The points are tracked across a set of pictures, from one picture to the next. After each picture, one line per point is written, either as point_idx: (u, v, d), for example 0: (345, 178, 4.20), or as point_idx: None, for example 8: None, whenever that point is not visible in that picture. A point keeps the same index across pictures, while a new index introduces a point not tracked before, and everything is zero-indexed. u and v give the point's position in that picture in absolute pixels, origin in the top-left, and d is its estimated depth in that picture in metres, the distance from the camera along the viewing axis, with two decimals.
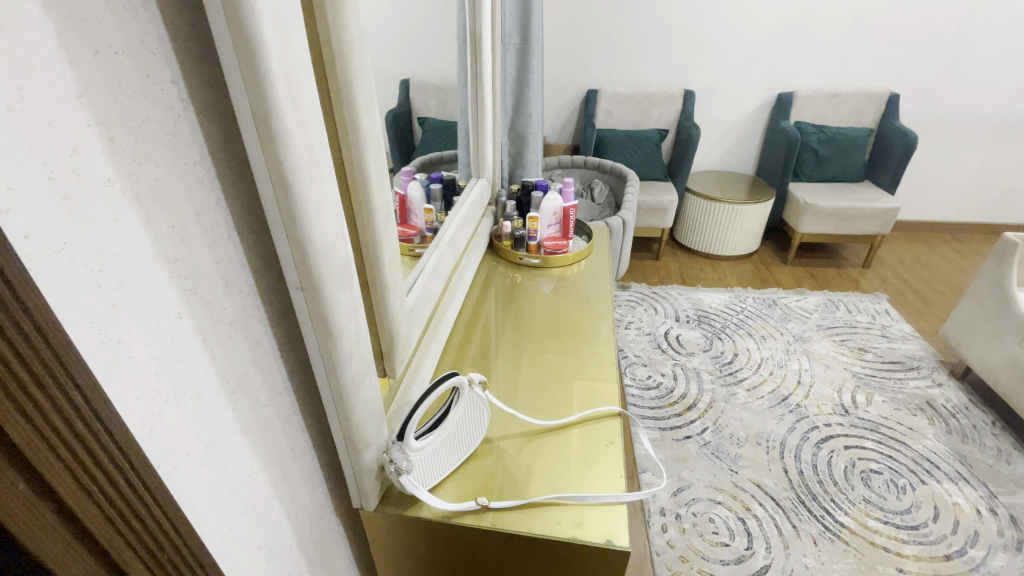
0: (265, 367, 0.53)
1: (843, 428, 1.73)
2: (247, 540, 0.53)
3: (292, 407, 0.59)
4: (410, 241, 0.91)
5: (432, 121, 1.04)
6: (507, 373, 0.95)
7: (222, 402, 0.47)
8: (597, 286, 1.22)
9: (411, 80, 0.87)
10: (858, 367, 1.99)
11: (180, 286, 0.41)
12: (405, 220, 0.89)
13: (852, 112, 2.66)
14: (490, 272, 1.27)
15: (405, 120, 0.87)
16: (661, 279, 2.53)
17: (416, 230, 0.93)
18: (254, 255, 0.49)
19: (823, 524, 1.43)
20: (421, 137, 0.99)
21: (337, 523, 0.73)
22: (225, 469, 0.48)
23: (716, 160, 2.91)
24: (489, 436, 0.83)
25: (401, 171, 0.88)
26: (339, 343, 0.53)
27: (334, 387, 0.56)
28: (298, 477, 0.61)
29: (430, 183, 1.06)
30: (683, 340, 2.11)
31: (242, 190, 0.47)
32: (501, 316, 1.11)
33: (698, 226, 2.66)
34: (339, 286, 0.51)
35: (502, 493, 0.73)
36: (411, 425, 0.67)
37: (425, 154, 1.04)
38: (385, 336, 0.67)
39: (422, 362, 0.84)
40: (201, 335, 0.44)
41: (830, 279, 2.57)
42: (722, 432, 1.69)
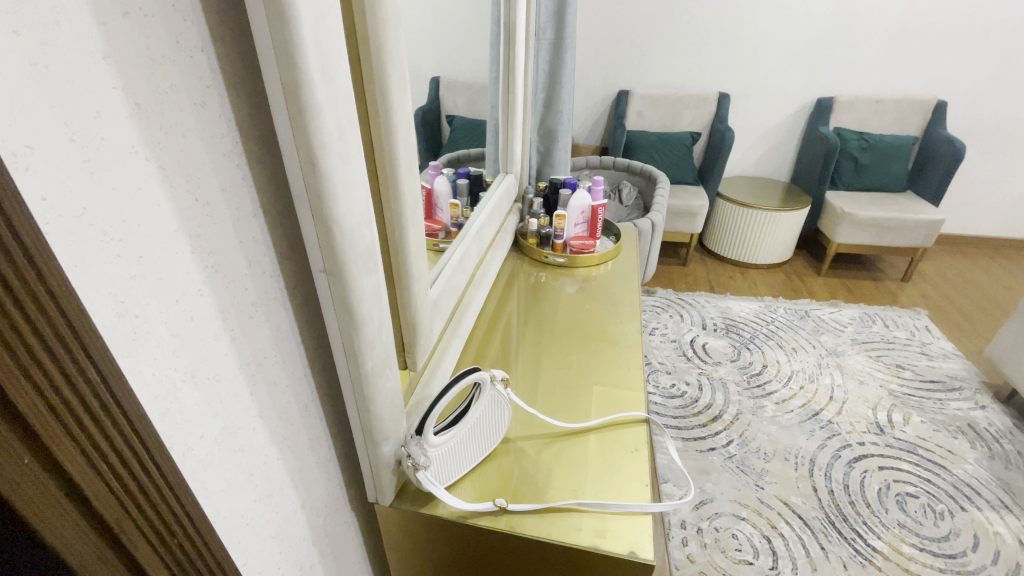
0: (286, 351, 0.52)
1: (878, 447, 1.65)
2: (259, 529, 0.51)
3: (311, 395, 0.57)
4: (434, 236, 0.89)
5: (461, 118, 1.03)
6: (529, 373, 0.93)
7: (240, 384, 0.46)
8: (624, 288, 1.18)
9: (441, 77, 0.86)
10: (894, 385, 1.90)
11: (202, 262, 0.40)
12: (430, 215, 0.88)
13: (896, 119, 2.56)
14: (513, 271, 1.24)
15: (433, 117, 0.86)
16: (688, 285, 2.46)
17: (442, 225, 0.93)
18: (279, 235, 0.48)
19: (854, 547, 1.36)
20: (449, 133, 0.98)
21: (351, 518, 0.72)
22: (241, 454, 0.47)
23: (750, 165, 2.83)
24: (510, 435, 0.80)
25: (428, 165, 0.86)
26: (361, 330, 0.51)
27: (355, 377, 0.54)
28: (313, 466, 0.60)
29: (456, 178, 1.05)
30: (710, 348, 2.05)
31: (270, 168, 0.46)
32: (524, 314, 1.09)
33: (728, 233, 2.58)
34: (364, 271, 0.49)
35: (521, 496, 0.71)
36: (430, 420, 0.65)
37: (453, 151, 1.03)
38: (407, 329, 0.65)
39: (443, 357, 0.82)
40: (222, 315, 0.42)
41: (867, 292, 2.47)
42: (749, 446, 1.63)
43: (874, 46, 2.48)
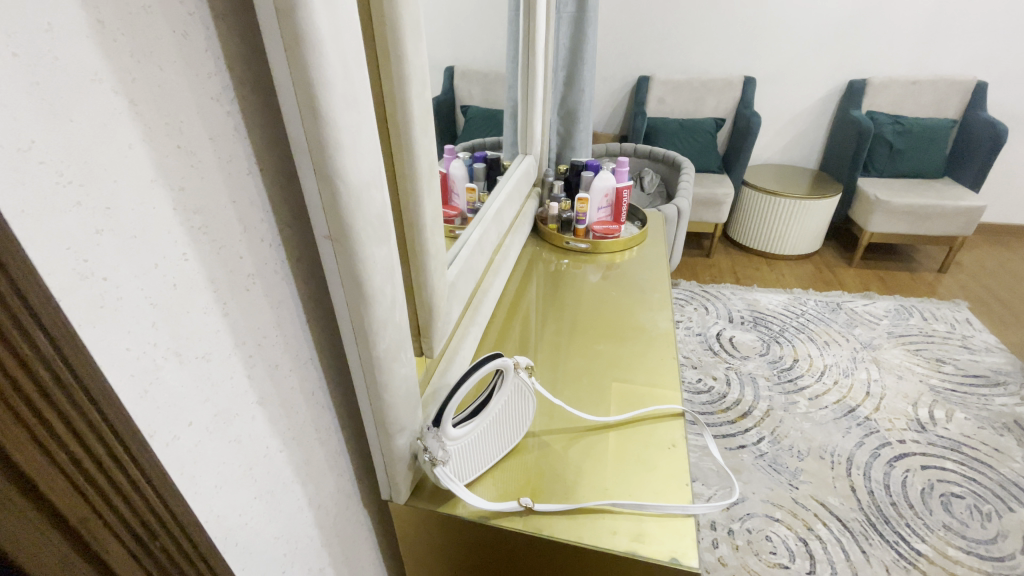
0: (290, 331, 0.46)
1: (919, 445, 1.55)
2: (261, 530, 0.46)
3: (317, 382, 0.52)
4: (450, 221, 0.78)
5: (476, 108, 0.97)
6: (553, 364, 0.87)
7: (236, 366, 0.40)
8: (651, 274, 1.11)
9: (455, 67, 0.80)
10: (935, 380, 1.80)
11: (186, 222, 0.34)
12: (446, 199, 0.78)
13: (933, 101, 2.43)
14: (533, 258, 1.18)
15: (448, 109, 0.80)
16: (713, 277, 2.38)
17: (459, 212, 0.84)
18: (278, 198, 0.42)
19: (897, 550, 1.27)
20: (465, 125, 0.92)
21: (364, 516, 0.66)
22: (237, 445, 0.42)
23: (776, 153, 2.72)
24: (533, 429, 0.74)
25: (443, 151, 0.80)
26: (372, 307, 0.45)
27: (366, 361, 0.49)
28: (321, 458, 0.55)
29: (473, 162, 0.99)
30: (737, 342, 1.96)
31: (267, 120, 0.40)
32: (545, 303, 1.03)
33: (753, 223, 2.49)
34: (373, 240, 0.43)
35: (548, 495, 0.65)
36: (449, 411, 0.59)
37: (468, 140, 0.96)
38: (423, 311, 0.59)
39: (461, 345, 0.77)
40: (212, 285, 0.37)
41: (902, 284, 2.35)
42: (781, 444, 1.55)
43: (909, 24, 2.36)
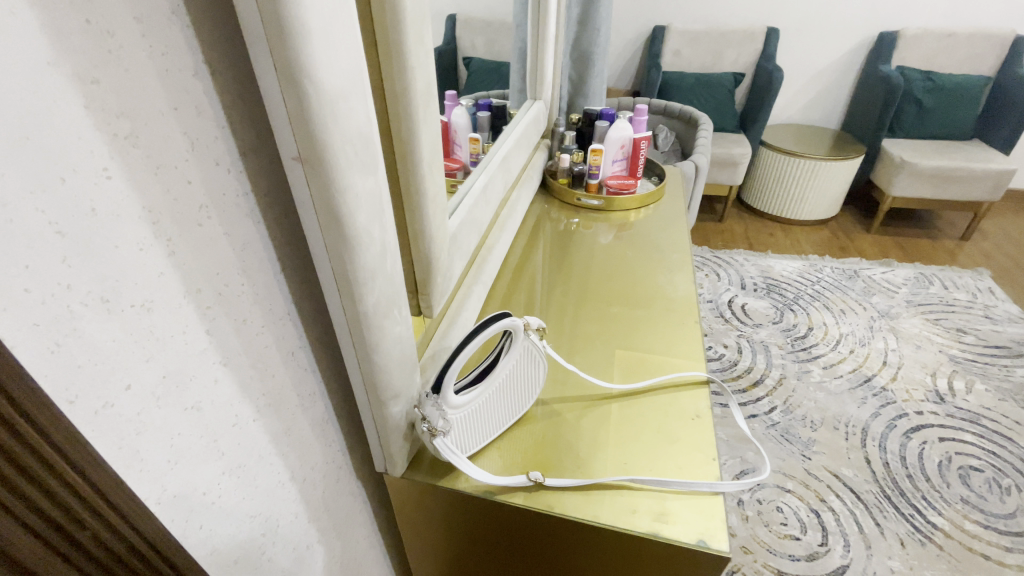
0: (259, 280, 0.39)
1: (937, 417, 1.50)
2: (232, 508, 0.40)
3: (297, 340, 0.45)
4: (453, 174, 0.70)
5: (479, 61, 0.87)
6: (564, 328, 0.80)
7: (189, 317, 0.33)
8: (670, 233, 1.03)
9: (456, 16, 0.69)
10: (955, 350, 1.73)
11: (106, 128, 0.27)
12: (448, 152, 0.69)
13: (968, 56, 2.28)
14: (541, 214, 1.09)
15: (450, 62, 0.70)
16: (725, 242, 2.29)
17: (462, 166, 0.75)
18: (236, 113, 0.34)
19: (912, 524, 1.23)
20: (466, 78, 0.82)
21: (357, 488, 0.61)
22: (196, 412, 0.35)
23: (796, 112, 2.58)
24: (543, 397, 0.67)
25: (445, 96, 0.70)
26: (357, 253, 0.37)
27: (351, 317, 0.41)
28: (304, 426, 0.48)
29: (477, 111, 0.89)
30: (749, 309, 1.88)
31: (217, 8, 0.32)
32: (555, 264, 0.95)
33: (769, 186, 2.38)
34: (356, 168, 0.35)
35: (560, 468, 0.59)
36: (451, 376, 0.52)
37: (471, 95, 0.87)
38: (421, 263, 0.52)
39: (464, 305, 0.69)
40: (148, 215, 0.30)
41: (922, 251, 2.26)
42: (794, 413, 1.50)
43: None
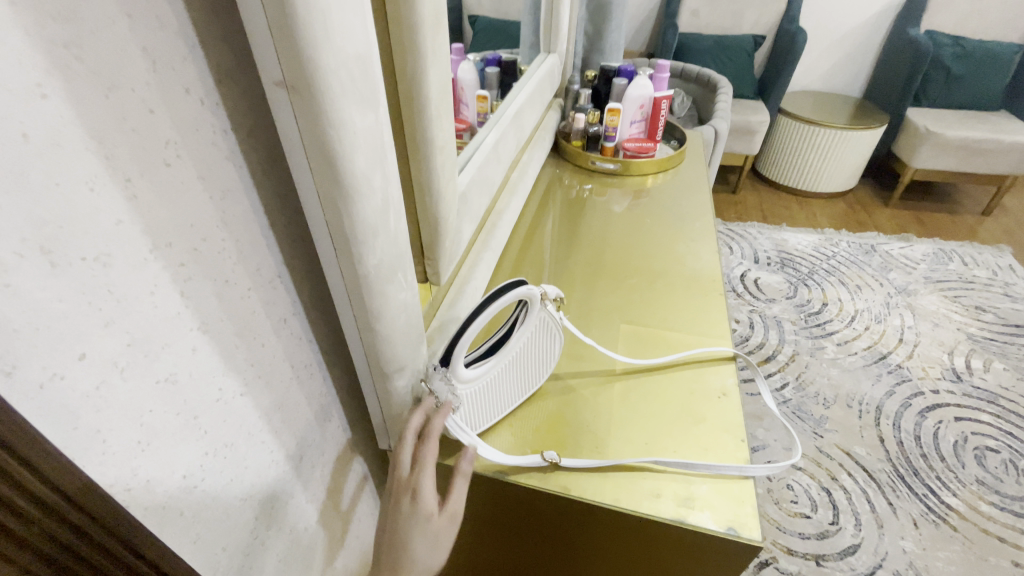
0: (242, 236, 0.34)
1: (953, 396, 1.46)
2: (219, 490, 0.36)
3: (290, 307, 0.40)
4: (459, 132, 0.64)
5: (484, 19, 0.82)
6: (579, 299, 0.75)
7: (158, 275, 0.29)
8: (690, 201, 0.97)
9: None
10: (973, 329, 1.68)
11: (38, 34, 0.21)
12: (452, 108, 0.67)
13: (1003, 20, 2.16)
14: (553, 179, 1.03)
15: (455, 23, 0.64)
16: (738, 214, 2.22)
17: (470, 125, 0.71)
18: (205, 31, 0.29)
19: (926, 504, 1.21)
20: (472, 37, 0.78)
21: (359, 465, 0.57)
22: (171, 385, 0.31)
23: (816, 78, 2.47)
24: (558, 372, 0.63)
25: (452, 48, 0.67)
26: (357, 206, 0.32)
27: (350, 281, 0.36)
28: (300, 401, 0.44)
29: (484, 66, 0.86)
30: (762, 284, 1.83)
31: None
32: (568, 231, 0.89)
33: (786, 157, 2.29)
34: (354, 100, 0.29)
35: (577, 448, 0.55)
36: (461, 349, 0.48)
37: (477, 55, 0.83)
38: (429, 223, 0.46)
39: (473, 273, 0.64)
40: (98, 148, 0.24)
41: (942, 226, 2.19)
42: (806, 390, 1.46)
43: None
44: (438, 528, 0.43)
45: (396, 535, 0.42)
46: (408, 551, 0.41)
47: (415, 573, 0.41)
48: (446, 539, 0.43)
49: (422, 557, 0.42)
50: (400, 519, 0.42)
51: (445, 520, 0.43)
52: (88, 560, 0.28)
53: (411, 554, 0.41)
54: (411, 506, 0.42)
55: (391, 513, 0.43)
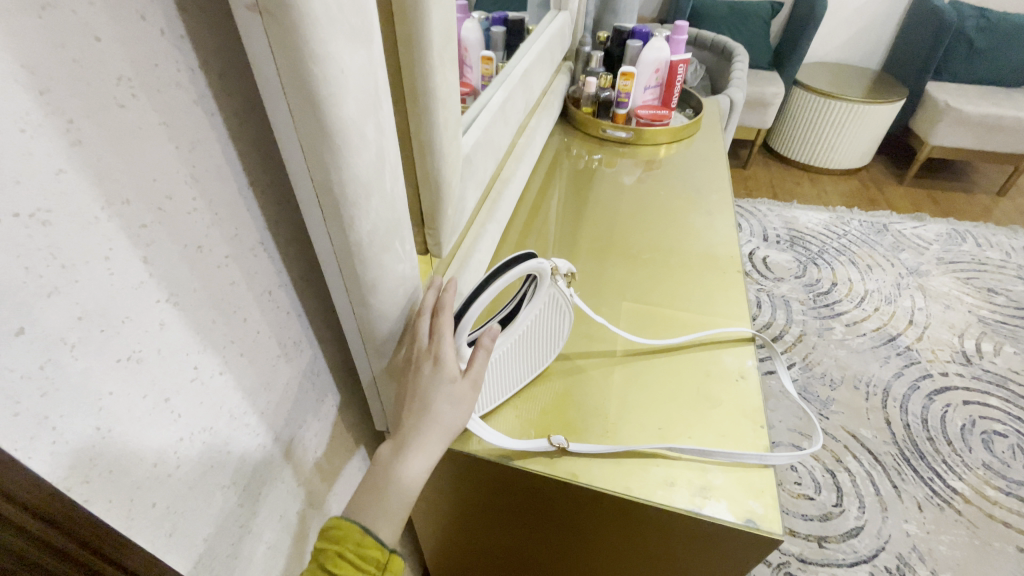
0: (216, 195, 0.30)
1: (962, 379, 1.43)
2: (198, 479, 0.33)
3: (276, 278, 0.36)
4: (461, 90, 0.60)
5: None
6: (588, 274, 0.71)
7: (112, 238, 0.25)
8: (706, 172, 0.92)
9: None
10: (985, 311, 1.65)
11: None
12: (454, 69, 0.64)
13: None
14: (560, 148, 0.98)
15: None
16: (748, 191, 2.16)
17: (474, 89, 0.67)
18: None
19: (931, 488, 1.19)
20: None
21: (354, 446, 0.54)
22: (135, 364, 0.27)
23: (834, 49, 2.37)
24: (566, 352, 0.59)
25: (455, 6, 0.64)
26: (346, 161, 0.28)
27: (340, 249, 0.32)
28: (289, 379, 0.41)
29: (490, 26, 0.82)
30: (771, 263, 1.78)
31: None
32: (576, 203, 0.84)
33: (798, 132, 2.23)
34: (341, 30, 0.24)
35: (586, 432, 0.51)
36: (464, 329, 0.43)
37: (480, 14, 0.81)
38: (429, 186, 0.42)
39: (477, 245, 0.60)
40: (29, 83, 0.20)
41: (956, 206, 2.13)
42: (813, 371, 1.44)
43: None
44: (461, 392, 0.41)
45: (416, 397, 0.40)
46: (430, 413, 0.39)
47: (437, 430, 0.39)
48: (469, 402, 0.41)
49: (444, 419, 0.40)
50: (421, 381, 0.40)
51: (467, 384, 0.41)
52: (25, 556, 0.25)
53: (433, 414, 0.39)
54: (432, 370, 0.40)
55: (410, 380, 0.41)
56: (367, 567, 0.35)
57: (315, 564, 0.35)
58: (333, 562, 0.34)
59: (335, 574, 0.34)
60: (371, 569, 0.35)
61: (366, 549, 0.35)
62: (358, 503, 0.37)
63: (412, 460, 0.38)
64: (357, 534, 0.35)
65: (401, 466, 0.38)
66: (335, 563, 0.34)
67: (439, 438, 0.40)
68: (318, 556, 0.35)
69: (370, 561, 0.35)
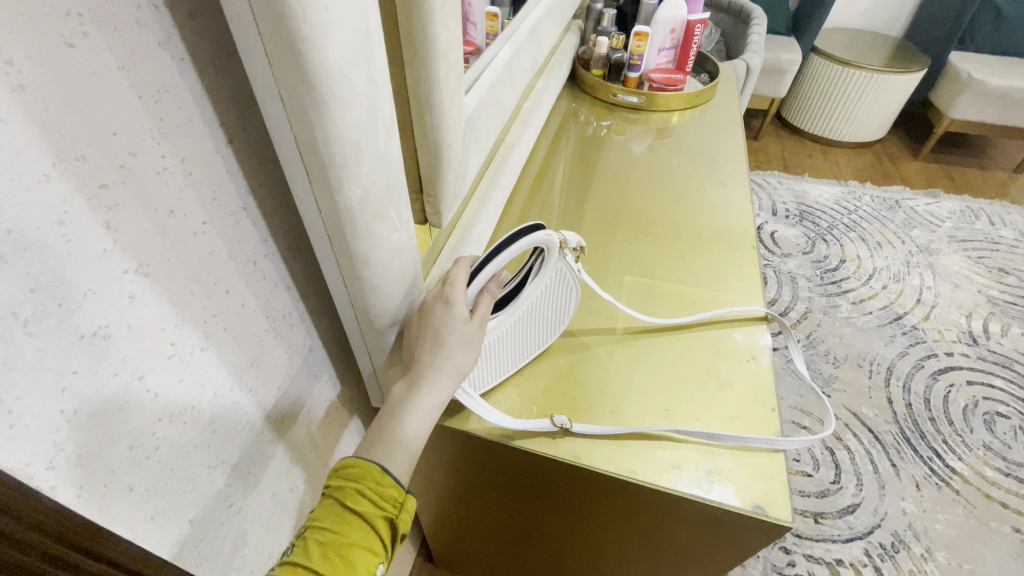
0: (189, 154, 0.27)
1: (968, 360, 1.42)
2: (181, 460, 0.31)
3: (261, 247, 0.34)
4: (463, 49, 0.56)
5: None
6: (594, 247, 0.68)
7: (68, 200, 0.22)
8: (720, 142, 0.87)
9: None
10: (995, 291, 1.62)
11: None
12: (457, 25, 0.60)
13: None
14: (568, 113, 0.93)
15: None
16: (758, 163, 2.10)
17: (478, 48, 0.63)
18: None
19: (930, 467, 1.19)
20: None
21: (349, 421, 0.52)
22: (102, 342, 0.25)
23: (855, 15, 2.27)
24: (571, 329, 0.57)
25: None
26: (333, 118, 0.25)
27: (329, 216, 0.29)
28: (279, 355, 0.38)
29: None
30: (779, 238, 1.74)
31: None
32: (583, 172, 0.81)
33: (813, 103, 2.15)
34: None
35: (590, 412, 0.49)
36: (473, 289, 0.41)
37: None
38: (428, 150, 0.38)
39: (480, 215, 0.56)
40: None
41: (971, 183, 2.07)
42: (817, 348, 1.42)
43: None
44: (470, 333, 0.40)
45: (427, 338, 0.38)
46: (441, 353, 0.38)
47: (447, 370, 0.38)
48: (478, 344, 0.40)
49: (456, 359, 0.39)
50: (431, 320, 0.39)
51: (477, 327, 0.40)
52: None
53: (445, 355, 0.38)
54: (443, 311, 0.39)
55: (419, 323, 0.39)
56: (385, 506, 0.34)
57: (330, 501, 0.33)
58: (351, 499, 0.33)
59: (353, 509, 0.33)
60: (390, 507, 0.34)
61: (385, 487, 0.34)
62: (370, 445, 0.36)
63: (425, 402, 0.37)
64: (376, 473, 0.34)
65: (414, 407, 0.37)
66: (354, 500, 0.33)
67: (450, 378, 0.38)
68: (333, 493, 0.34)
69: (388, 500, 0.34)
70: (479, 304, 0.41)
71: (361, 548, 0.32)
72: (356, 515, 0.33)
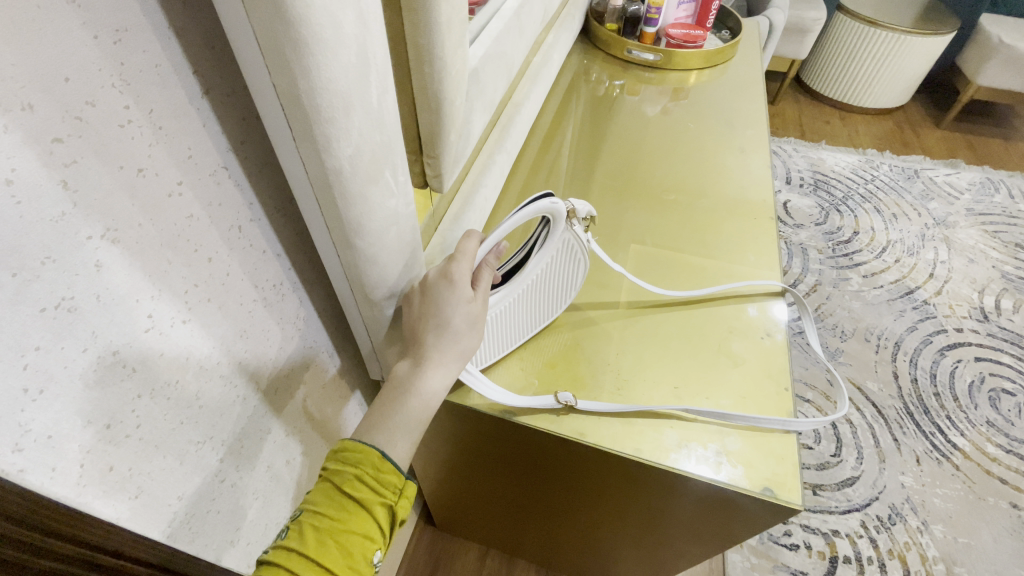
0: (157, 105, 0.24)
1: (977, 336, 1.40)
2: (165, 437, 0.29)
3: (245, 211, 0.31)
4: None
5: None
6: (604, 216, 0.64)
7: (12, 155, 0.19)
8: (740, 105, 0.82)
9: None
10: (1010, 266, 1.58)
11: None
12: None
13: None
14: (579, 71, 0.88)
15: None
16: (773, 128, 2.02)
17: None
18: None
19: (931, 442, 1.19)
20: None
21: (348, 393, 0.51)
22: (65, 316, 0.22)
23: None
24: (577, 302, 0.55)
25: None
26: (315, 64, 0.21)
27: (317, 178, 0.27)
28: (269, 326, 0.36)
29: None
30: (791, 208, 1.69)
31: None
32: (594, 135, 0.76)
33: (834, 65, 2.05)
34: None
35: (595, 389, 0.48)
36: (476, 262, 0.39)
37: None
38: (427, 105, 0.35)
39: (484, 179, 0.53)
40: None
41: (994, 153, 2.00)
42: (824, 322, 1.40)
43: None
44: (475, 312, 0.37)
45: (428, 317, 0.36)
46: (446, 334, 0.36)
47: (449, 350, 0.36)
48: (481, 323, 0.38)
49: (459, 339, 0.36)
50: (433, 298, 0.36)
51: (481, 305, 0.38)
52: None
53: (450, 335, 0.36)
54: (446, 288, 0.36)
55: (419, 298, 0.37)
56: (384, 492, 0.33)
57: (327, 485, 0.32)
58: (348, 484, 0.32)
59: (350, 495, 0.32)
60: (389, 493, 0.33)
61: (384, 473, 0.33)
62: (369, 428, 0.34)
63: (430, 383, 0.35)
64: (375, 459, 0.32)
65: (416, 389, 0.35)
66: (351, 485, 0.32)
67: (452, 361, 0.36)
68: (331, 476, 0.32)
69: (387, 486, 0.33)
70: (479, 277, 0.38)
71: (358, 534, 0.31)
72: (355, 502, 0.32)
